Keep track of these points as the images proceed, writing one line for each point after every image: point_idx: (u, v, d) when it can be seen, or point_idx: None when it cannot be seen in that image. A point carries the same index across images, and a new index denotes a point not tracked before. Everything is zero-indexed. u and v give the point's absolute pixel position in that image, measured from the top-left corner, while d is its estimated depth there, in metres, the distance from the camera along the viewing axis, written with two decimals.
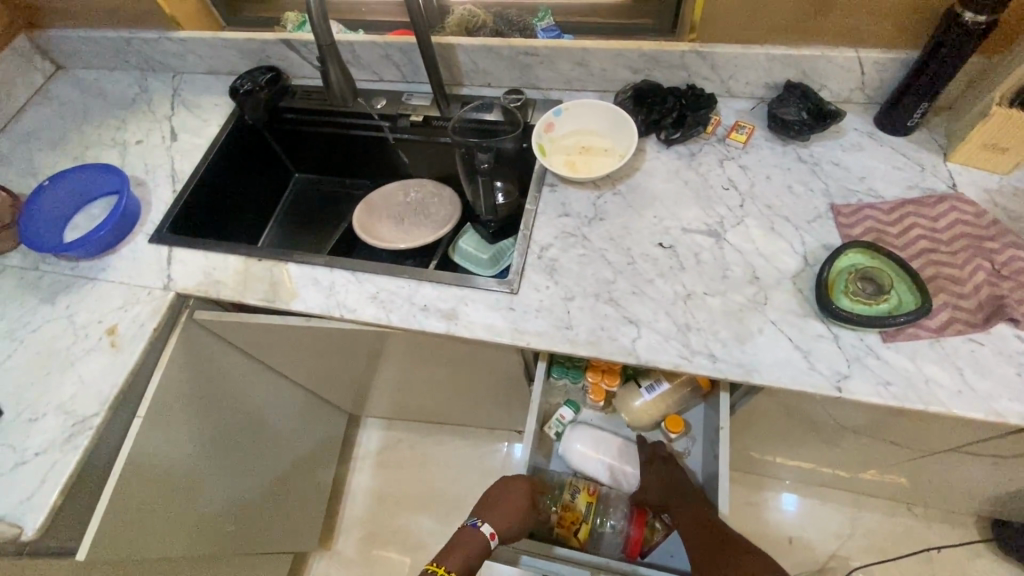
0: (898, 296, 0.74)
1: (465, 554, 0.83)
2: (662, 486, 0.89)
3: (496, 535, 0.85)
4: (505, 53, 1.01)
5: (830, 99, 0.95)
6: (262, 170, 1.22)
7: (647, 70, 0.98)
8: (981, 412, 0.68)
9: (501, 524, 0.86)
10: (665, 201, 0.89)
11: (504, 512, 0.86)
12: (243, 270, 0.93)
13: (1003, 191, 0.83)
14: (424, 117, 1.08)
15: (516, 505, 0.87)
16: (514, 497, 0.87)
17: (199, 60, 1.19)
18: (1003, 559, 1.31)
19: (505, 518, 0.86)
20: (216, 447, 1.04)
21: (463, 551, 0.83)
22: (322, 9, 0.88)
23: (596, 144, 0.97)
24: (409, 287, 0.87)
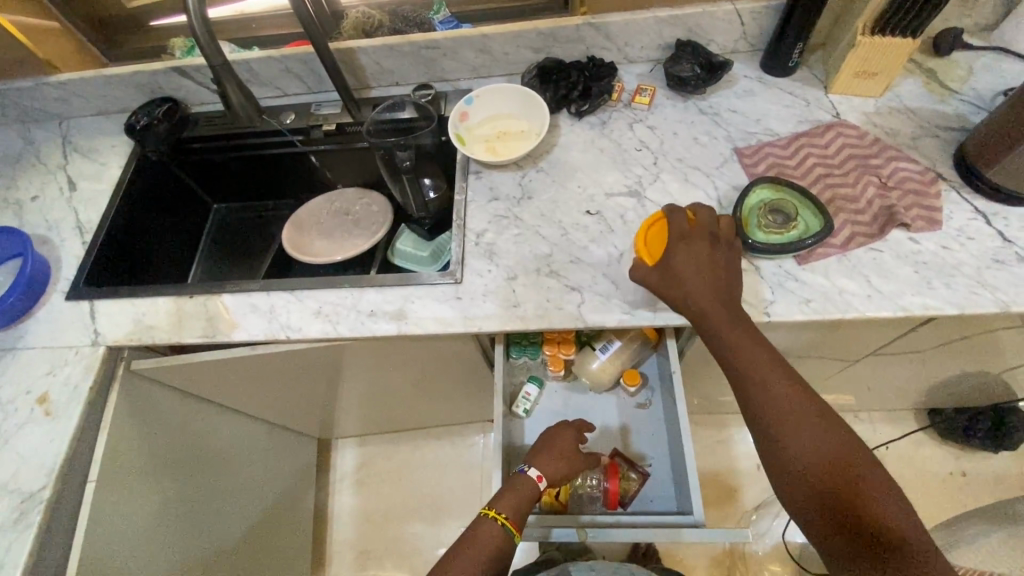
0: (805, 221, 0.81)
1: (519, 499, 0.82)
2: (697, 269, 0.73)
3: (545, 480, 0.84)
4: (406, 50, 1.02)
5: (718, 52, 1.01)
6: (177, 206, 1.17)
7: (547, 47, 1.01)
8: (889, 310, 0.76)
9: (552, 470, 0.86)
10: (585, 171, 0.93)
11: (555, 458, 0.87)
12: (175, 310, 0.90)
13: (879, 112, 0.92)
14: (337, 125, 1.06)
15: (565, 451, 0.88)
16: (563, 443, 0.89)
17: (85, 103, 1.12)
18: (941, 443, 1.46)
19: (555, 462, 0.86)
20: (185, 498, 1.00)
21: (516, 496, 0.82)
22: (207, 26, 0.85)
23: (512, 126, 0.99)
24: (352, 296, 0.87)
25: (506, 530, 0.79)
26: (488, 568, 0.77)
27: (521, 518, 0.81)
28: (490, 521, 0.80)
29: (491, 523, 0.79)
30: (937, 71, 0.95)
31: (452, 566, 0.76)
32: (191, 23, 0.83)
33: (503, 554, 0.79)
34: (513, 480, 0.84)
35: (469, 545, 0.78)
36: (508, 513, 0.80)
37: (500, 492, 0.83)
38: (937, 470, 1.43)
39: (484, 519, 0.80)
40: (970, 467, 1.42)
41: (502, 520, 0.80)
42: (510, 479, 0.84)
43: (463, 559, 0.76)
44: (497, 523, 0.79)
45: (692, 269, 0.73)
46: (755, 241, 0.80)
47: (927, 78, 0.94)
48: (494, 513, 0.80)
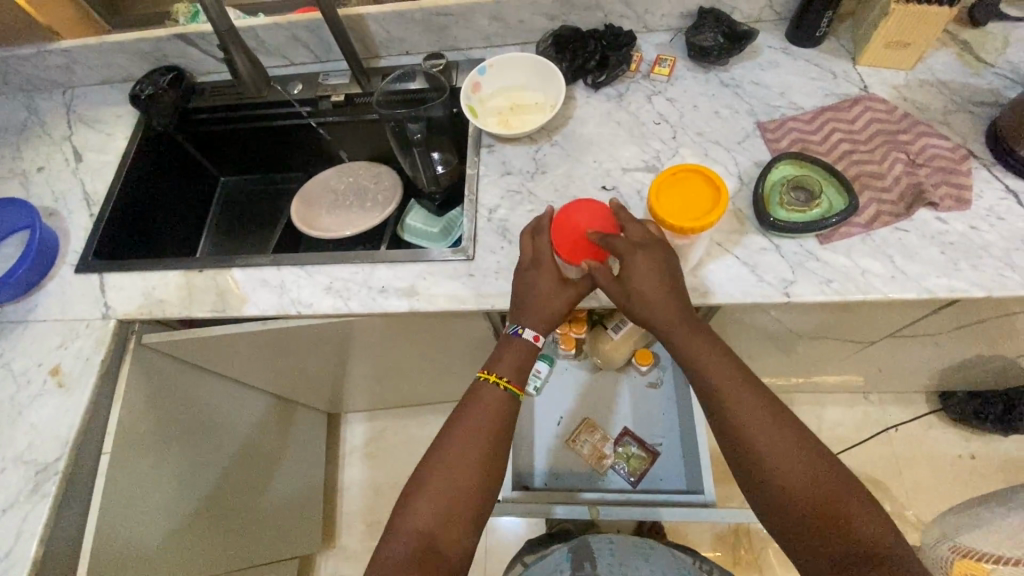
0: (829, 198, 0.78)
1: (518, 356, 0.72)
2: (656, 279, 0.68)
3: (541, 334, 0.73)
4: (417, 16, 0.98)
5: (742, 21, 0.97)
6: (184, 179, 1.16)
7: (563, 15, 0.97)
8: (914, 292, 0.74)
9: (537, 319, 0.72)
10: (602, 144, 0.90)
11: (543, 305, 0.72)
12: (185, 283, 0.89)
13: (910, 85, 0.88)
14: (345, 96, 1.03)
15: (552, 290, 0.72)
16: (546, 284, 0.72)
17: (89, 71, 1.10)
18: (952, 425, 1.45)
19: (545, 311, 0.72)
20: (198, 469, 1.02)
21: (515, 355, 0.73)
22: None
23: (527, 98, 0.96)
24: (363, 272, 0.86)
25: (508, 393, 0.72)
26: (492, 440, 0.68)
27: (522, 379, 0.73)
28: (491, 385, 0.72)
29: (493, 392, 0.71)
30: (972, 43, 0.91)
31: (451, 448, 0.67)
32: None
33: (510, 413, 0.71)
34: (508, 340, 0.73)
35: (463, 426, 0.69)
36: (508, 375, 0.72)
37: (497, 358, 0.73)
38: (945, 453, 1.42)
39: (486, 386, 0.71)
40: (980, 450, 1.42)
41: (502, 383, 0.71)
42: (505, 340, 0.73)
43: (463, 439, 0.68)
44: (497, 387, 0.71)
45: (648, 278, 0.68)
46: (776, 218, 0.78)
47: (961, 50, 0.90)
48: (491, 377, 0.72)
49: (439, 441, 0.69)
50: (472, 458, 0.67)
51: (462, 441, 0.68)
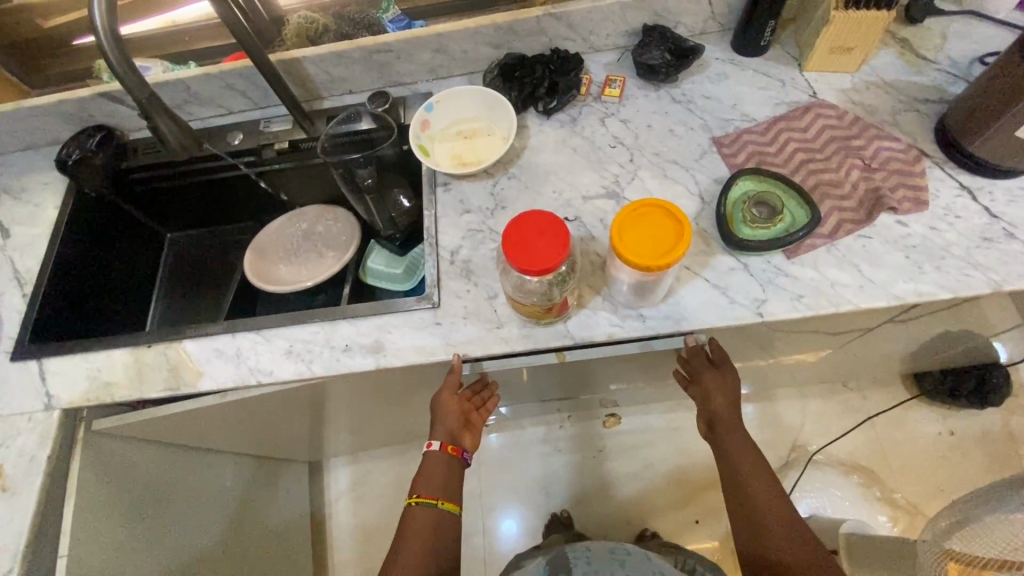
0: (791, 211, 0.77)
1: (437, 466, 0.84)
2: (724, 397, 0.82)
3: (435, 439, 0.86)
4: (356, 55, 0.94)
5: (687, 35, 0.96)
6: (126, 243, 1.09)
7: (508, 42, 0.94)
8: (883, 300, 0.73)
9: (441, 434, 0.86)
10: (560, 173, 0.88)
11: (446, 413, 0.85)
12: (133, 362, 0.83)
13: (857, 88, 0.88)
14: (289, 142, 0.99)
15: (452, 407, 0.86)
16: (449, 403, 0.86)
17: (8, 138, 1.02)
18: (931, 405, 1.47)
19: (440, 426, 0.85)
20: (174, 548, 0.96)
21: (431, 472, 0.84)
22: (117, 40, 0.66)
23: (478, 130, 0.92)
24: (324, 331, 0.81)
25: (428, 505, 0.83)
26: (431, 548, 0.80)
27: (435, 489, 0.83)
28: (416, 507, 0.83)
29: (415, 508, 0.83)
30: (913, 40, 0.91)
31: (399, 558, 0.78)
32: (93, 26, 0.64)
33: (444, 520, 0.83)
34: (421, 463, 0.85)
35: (404, 545, 0.80)
36: (425, 492, 0.83)
37: (417, 478, 0.85)
38: (925, 432, 1.45)
39: (412, 508, 0.83)
40: (959, 426, 1.45)
41: (416, 499, 0.83)
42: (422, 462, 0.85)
43: (403, 550, 0.79)
44: (418, 505, 0.83)
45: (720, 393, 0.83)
46: (741, 237, 0.76)
47: (902, 48, 0.91)
48: (410, 498, 0.84)
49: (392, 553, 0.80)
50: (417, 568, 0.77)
51: (402, 554, 0.78)
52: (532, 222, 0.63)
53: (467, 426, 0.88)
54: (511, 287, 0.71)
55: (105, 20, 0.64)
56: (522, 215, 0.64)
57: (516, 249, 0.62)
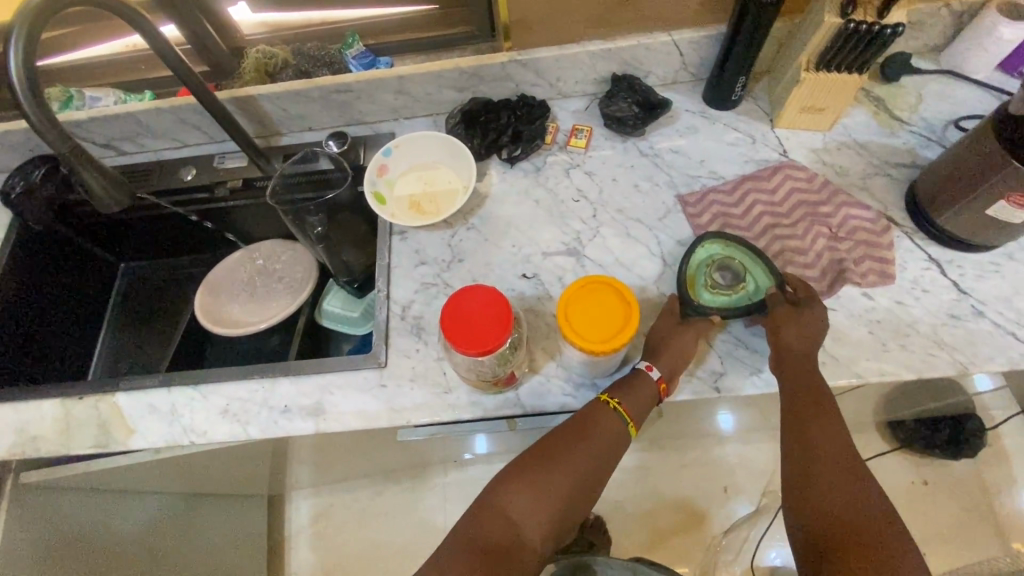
0: (755, 277, 0.74)
1: (645, 396, 0.68)
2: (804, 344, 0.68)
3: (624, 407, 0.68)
4: (314, 94, 0.91)
5: (658, 84, 0.93)
6: (77, 274, 1.05)
7: (472, 86, 0.91)
8: (845, 379, 0.70)
9: (666, 368, 0.68)
10: (520, 226, 0.85)
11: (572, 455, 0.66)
12: (62, 416, 0.79)
13: (827, 148, 0.86)
14: (243, 181, 0.96)
15: (581, 447, 0.67)
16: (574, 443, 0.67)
17: None
18: (906, 454, 1.44)
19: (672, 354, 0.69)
20: None
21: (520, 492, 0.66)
22: (35, 91, 0.62)
23: (438, 178, 0.89)
24: (264, 388, 0.77)
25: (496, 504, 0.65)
26: (599, 476, 0.67)
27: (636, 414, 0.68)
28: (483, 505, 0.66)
29: (608, 413, 0.67)
30: (887, 98, 0.89)
31: (520, 495, 0.65)
32: (7, 79, 0.60)
33: (620, 444, 0.68)
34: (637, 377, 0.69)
35: (538, 481, 0.65)
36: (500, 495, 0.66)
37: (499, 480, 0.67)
38: (899, 481, 1.42)
39: (604, 408, 0.68)
40: (934, 476, 1.42)
41: (615, 405, 0.68)
42: (639, 378, 0.69)
43: (550, 474, 0.66)
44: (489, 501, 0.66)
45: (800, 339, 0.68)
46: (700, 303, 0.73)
47: (876, 107, 0.88)
48: (608, 400, 0.69)
49: (532, 463, 0.67)
50: (535, 517, 0.64)
51: (553, 477, 0.66)
52: (480, 298, 0.60)
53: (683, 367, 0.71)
54: (454, 358, 0.67)
55: (20, 73, 0.61)
56: (469, 288, 0.61)
57: (458, 327, 0.59)
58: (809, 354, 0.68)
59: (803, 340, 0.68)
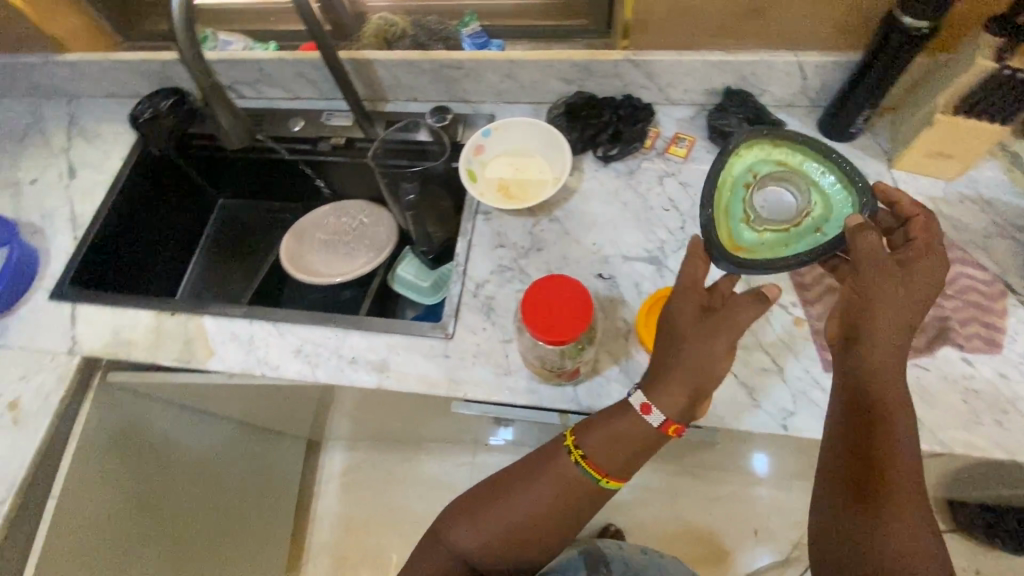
0: (822, 201, 0.70)
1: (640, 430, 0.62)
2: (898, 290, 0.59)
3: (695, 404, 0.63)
4: (426, 66, 0.93)
5: (772, 104, 0.90)
6: (181, 201, 1.13)
7: (580, 79, 0.91)
8: (927, 444, 0.66)
9: (667, 407, 0.60)
10: (605, 226, 0.84)
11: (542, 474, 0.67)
12: (155, 326, 0.85)
13: (947, 198, 0.80)
14: (345, 139, 1.00)
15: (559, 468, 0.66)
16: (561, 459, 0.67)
17: (94, 84, 1.08)
18: (963, 538, 1.34)
19: (677, 373, 0.59)
20: (159, 506, 0.99)
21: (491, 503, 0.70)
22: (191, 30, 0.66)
23: (530, 165, 0.89)
24: (336, 337, 0.81)
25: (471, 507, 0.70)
26: (560, 511, 0.67)
27: (607, 463, 0.64)
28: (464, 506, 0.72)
29: (573, 466, 0.66)
30: None
31: (467, 530, 0.69)
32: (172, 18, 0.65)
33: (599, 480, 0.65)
34: (612, 420, 0.64)
35: (485, 517, 0.68)
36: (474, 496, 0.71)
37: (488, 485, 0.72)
38: None
39: (568, 460, 0.66)
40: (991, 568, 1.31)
41: (579, 456, 0.65)
42: (621, 424, 0.63)
43: (493, 513, 0.68)
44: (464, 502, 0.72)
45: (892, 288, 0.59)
46: (743, 237, 0.69)
47: (1011, 163, 0.82)
48: (574, 447, 0.66)
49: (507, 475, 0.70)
50: (482, 549, 0.68)
51: (496, 516, 0.68)
52: (556, 290, 0.61)
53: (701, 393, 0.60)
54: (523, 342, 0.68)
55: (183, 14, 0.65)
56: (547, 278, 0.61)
57: (535, 316, 0.59)
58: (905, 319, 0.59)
59: (904, 306, 0.59)
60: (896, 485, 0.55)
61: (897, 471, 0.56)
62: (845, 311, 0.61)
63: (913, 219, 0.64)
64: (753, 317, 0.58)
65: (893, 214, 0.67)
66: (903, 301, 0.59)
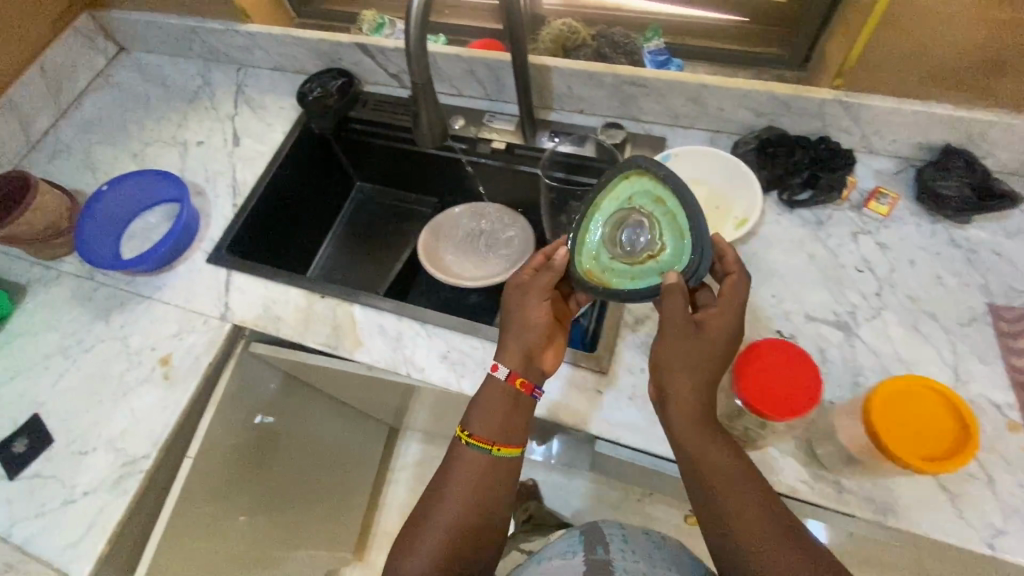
0: (665, 244, 0.66)
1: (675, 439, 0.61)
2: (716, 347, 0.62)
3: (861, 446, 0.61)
4: (607, 80, 0.89)
5: (994, 169, 0.80)
6: (325, 181, 1.14)
7: (774, 114, 0.84)
8: None
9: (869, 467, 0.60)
10: (787, 279, 0.77)
11: (491, 421, 0.68)
12: (305, 307, 0.86)
13: None
14: (507, 145, 0.97)
15: (500, 415, 0.68)
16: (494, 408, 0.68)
17: (265, 56, 1.11)
18: None
19: (513, 337, 0.70)
20: (270, 475, 1.01)
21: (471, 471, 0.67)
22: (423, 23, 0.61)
23: (709, 198, 0.82)
24: (484, 350, 0.78)
25: (475, 454, 0.67)
26: (474, 522, 0.65)
27: (490, 430, 0.68)
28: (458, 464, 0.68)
29: (463, 451, 0.68)
30: None
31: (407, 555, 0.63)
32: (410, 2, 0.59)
33: (508, 439, 0.68)
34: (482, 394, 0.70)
35: (418, 536, 0.64)
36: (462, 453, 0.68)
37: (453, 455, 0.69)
38: None
39: (460, 447, 0.68)
40: None
41: (468, 438, 0.68)
42: (481, 389, 0.70)
43: (428, 526, 0.64)
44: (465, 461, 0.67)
45: (713, 336, 0.62)
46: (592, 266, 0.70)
47: None
48: (462, 433, 0.69)
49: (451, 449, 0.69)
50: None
51: (431, 531, 0.64)
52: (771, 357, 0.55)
53: (549, 344, 0.72)
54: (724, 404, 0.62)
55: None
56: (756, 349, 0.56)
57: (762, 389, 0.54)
58: (712, 370, 0.61)
59: (702, 357, 0.62)
60: (750, 509, 0.56)
61: (745, 499, 0.56)
62: (654, 368, 0.65)
63: (729, 276, 0.66)
64: (676, 305, 0.62)
65: (720, 266, 0.68)
66: (702, 360, 0.61)
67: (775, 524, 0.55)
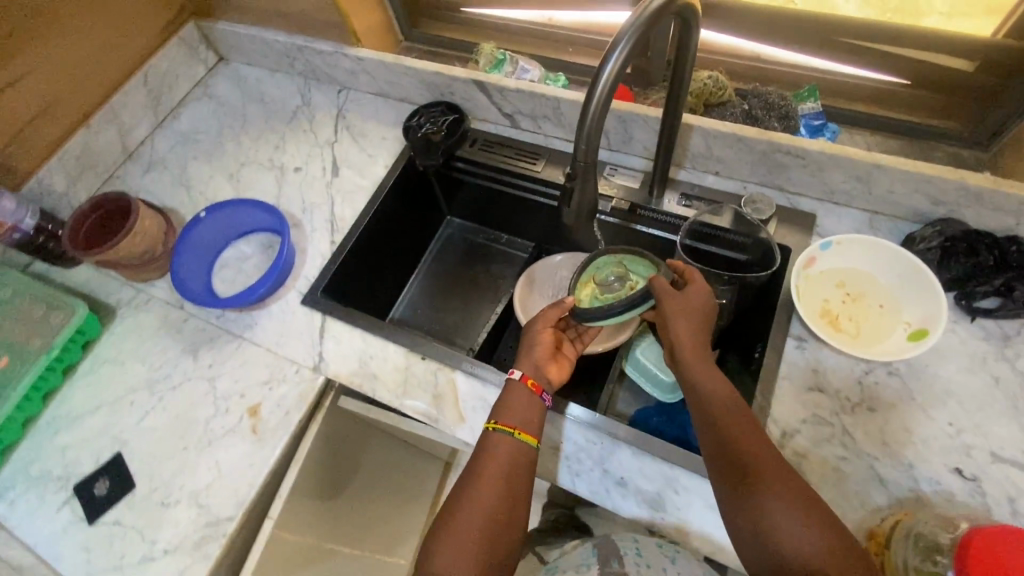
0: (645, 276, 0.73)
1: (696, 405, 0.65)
2: (698, 309, 0.68)
3: None
4: (758, 147, 0.79)
5: None
6: (419, 216, 1.07)
7: (957, 205, 0.73)
8: None
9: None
10: (966, 404, 0.67)
11: (514, 405, 0.68)
12: (404, 367, 0.80)
13: None
14: (631, 204, 0.86)
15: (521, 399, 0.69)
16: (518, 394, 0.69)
17: (370, 81, 1.05)
18: None
19: (526, 350, 0.73)
20: (340, 517, 0.99)
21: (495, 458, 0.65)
22: (607, 103, 0.53)
23: (868, 293, 0.73)
24: (602, 445, 0.70)
25: (502, 440, 0.66)
26: (506, 502, 0.63)
27: (514, 412, 0.68)
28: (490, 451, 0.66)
29: (490, 438, 0.67)
30: None
31: (442, 552, 0.60)
32: (603, 68, 0.51)
33: (528, 416, 0.68)
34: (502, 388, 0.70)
35: (454, 531, 0.61)
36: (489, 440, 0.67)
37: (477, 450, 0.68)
38: None
39: (489, 437, 0.67)
40: None
41: (493, 425, 0.68)
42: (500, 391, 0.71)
43: (463, 518, 0.62)
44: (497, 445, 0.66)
45: (697, 303, 0.68)
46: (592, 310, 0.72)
47: None
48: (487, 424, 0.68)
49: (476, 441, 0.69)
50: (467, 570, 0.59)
51: (463, 522, 0.61)
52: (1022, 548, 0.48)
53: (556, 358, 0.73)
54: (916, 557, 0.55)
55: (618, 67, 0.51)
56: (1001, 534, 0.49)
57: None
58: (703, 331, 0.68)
59: (698, 319, 0.68)
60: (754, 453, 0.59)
61: (749, 447, 0.60)
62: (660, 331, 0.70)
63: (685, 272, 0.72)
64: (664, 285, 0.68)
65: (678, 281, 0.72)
66: (700, 315, 0.68)
67: (779, 474, 0.58)
